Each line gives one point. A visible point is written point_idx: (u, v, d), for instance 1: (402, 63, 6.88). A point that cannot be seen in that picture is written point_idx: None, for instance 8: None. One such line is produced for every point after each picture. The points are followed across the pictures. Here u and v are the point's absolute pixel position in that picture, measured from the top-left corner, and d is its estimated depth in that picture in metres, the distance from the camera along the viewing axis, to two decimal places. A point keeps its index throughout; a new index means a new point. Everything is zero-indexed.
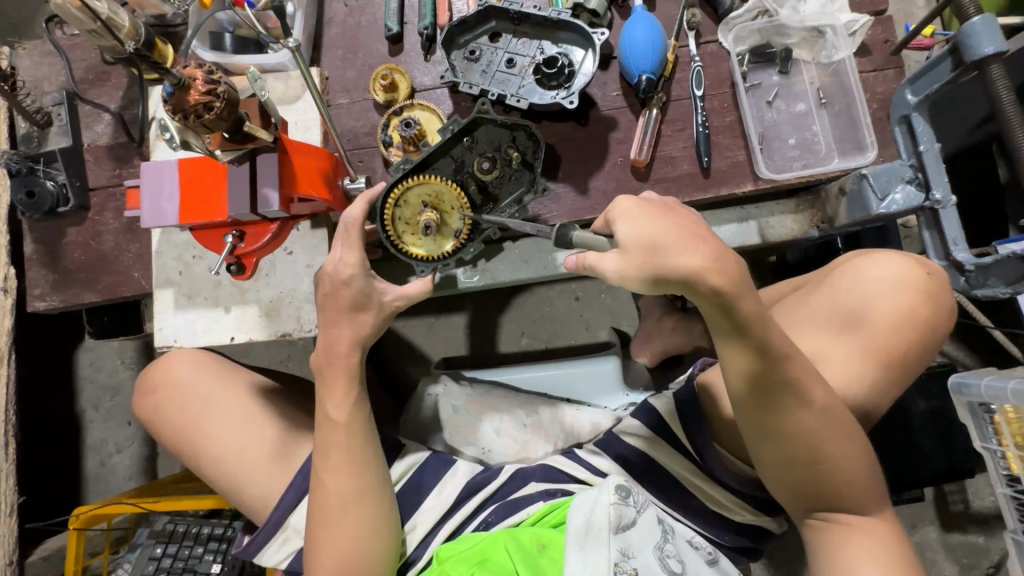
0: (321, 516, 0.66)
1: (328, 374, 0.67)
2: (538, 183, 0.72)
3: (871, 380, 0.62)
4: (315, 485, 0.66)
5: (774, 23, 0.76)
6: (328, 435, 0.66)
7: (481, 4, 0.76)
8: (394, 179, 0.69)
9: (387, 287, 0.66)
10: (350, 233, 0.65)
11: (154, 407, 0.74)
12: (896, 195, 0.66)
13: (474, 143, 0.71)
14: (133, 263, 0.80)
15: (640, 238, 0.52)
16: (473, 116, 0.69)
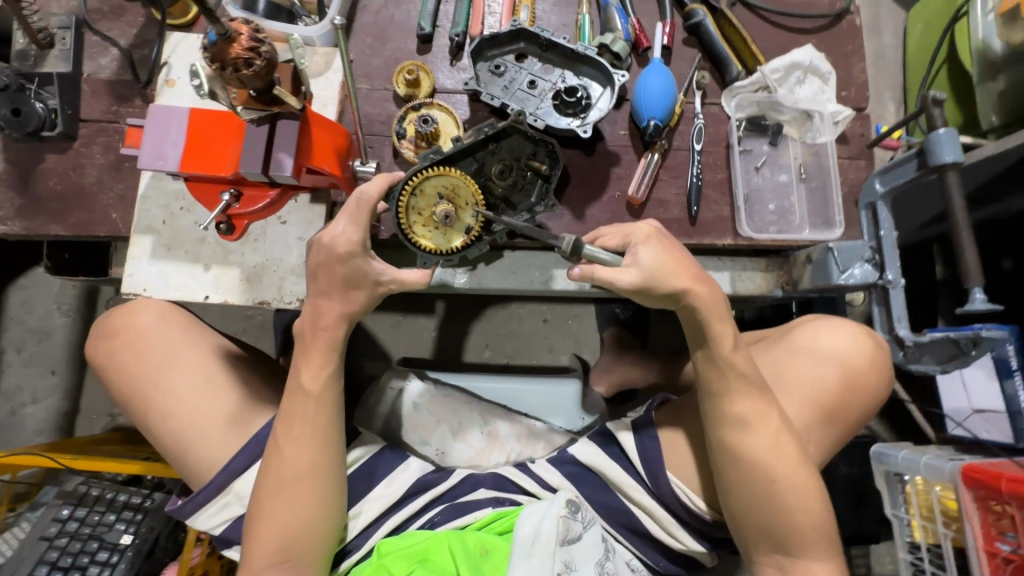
0: (274, 485, 0.64)
1: (309, 343, 0.66)
2: (546, 199, 0.75)
3: (821, 427, 0.68)
4: (271, 453, 0.65)
5: (771, 99, 0.83)
6: (296, 404, 0.66)
7: (514, 25, 0.80)
8: (417, 167, 0.70)
9: (384, 269, 0.66)
10: (357, 208, 0.64)
11: (111, 351, 0.70)
12: (856, 271, 0.73)
13: (500, 149, 0.73)
14: (112, 203, 0.77)
15: (653, 255, 0.62)
16: (506, 123, 0.70)
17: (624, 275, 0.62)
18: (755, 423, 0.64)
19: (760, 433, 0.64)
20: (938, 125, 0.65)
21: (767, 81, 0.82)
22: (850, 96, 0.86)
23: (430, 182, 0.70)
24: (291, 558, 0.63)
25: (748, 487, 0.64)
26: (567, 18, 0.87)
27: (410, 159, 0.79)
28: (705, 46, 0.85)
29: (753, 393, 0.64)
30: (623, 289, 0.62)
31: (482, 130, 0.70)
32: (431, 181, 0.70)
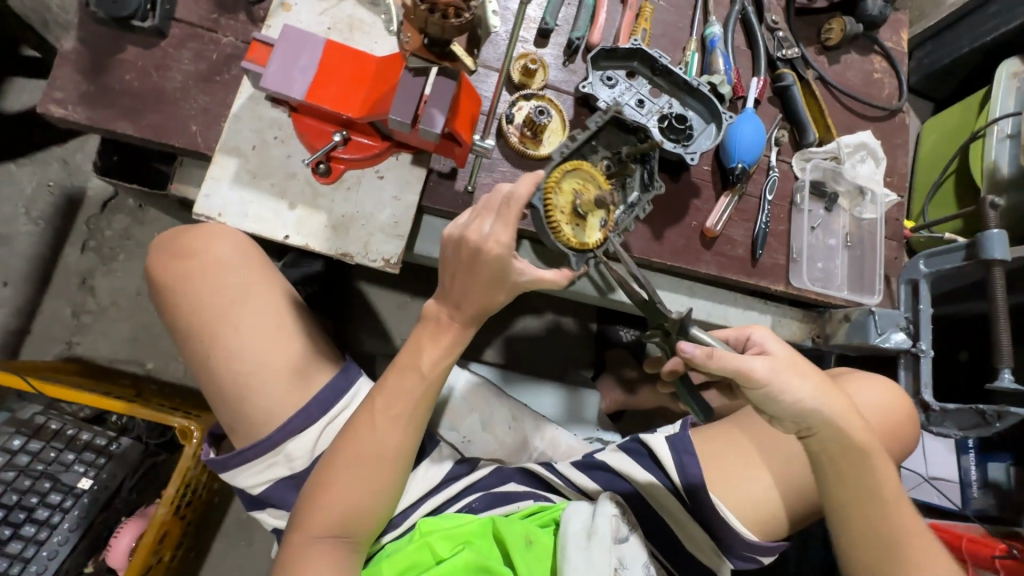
0: (349, 459, 0.62)
1: (439, 328, 0.66)
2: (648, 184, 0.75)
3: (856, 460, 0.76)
4: (362, 420, 0.63)
5: (836, 169, 0.92)
6: (406, 383, 0.64)
7: (634, 44, 0.82)
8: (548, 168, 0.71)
9: (525, 269, 0.63)
10: (509, 207, 0.59)
11: (181, 276, 0.65)
12: (891, 336, 0.83)
13: (599, 146, 0.77)
14: (193, 114, 0.70)
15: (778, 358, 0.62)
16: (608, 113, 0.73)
17: (759, 362, 0.60)
18: (879, 496, 0.65)
19: (887, 506, 0.64)
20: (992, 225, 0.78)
21: (839, 152, 0.91)
22: (894, 183, 0.97)
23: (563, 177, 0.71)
24: (346, 534, 0.61)
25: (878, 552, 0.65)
26: (673, 50, 0.91)
27: (516, 146, 0.78)
28: (787, 107, 0.92)
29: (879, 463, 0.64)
30: (755, 379, 0.60)
31: (596, 121, 0.72)
32: (565, 176, 0.71)
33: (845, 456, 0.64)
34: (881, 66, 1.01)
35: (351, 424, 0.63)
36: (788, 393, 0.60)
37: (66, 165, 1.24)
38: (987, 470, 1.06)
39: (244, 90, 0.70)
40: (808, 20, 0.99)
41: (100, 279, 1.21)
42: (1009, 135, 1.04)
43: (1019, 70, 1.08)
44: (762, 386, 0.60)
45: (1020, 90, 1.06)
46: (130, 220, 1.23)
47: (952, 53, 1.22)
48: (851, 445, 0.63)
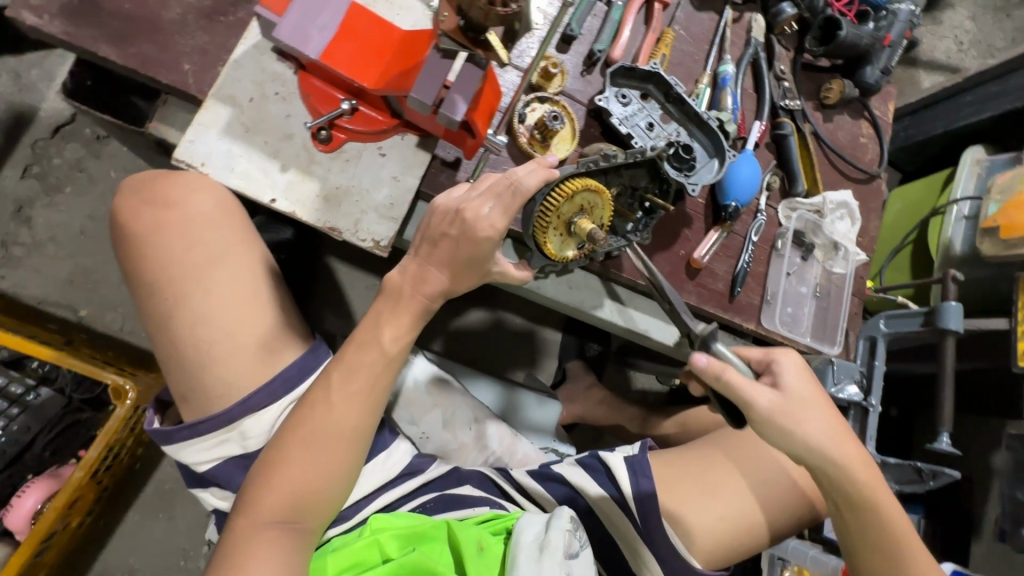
0: (315, 440, 0.56)
1: (404, 305, 0.59)
2: (636, 234, 0.79)
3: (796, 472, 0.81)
4: (316, 397, 0.57)
5: (817, 222, 0.97)
6: (364, 356, 0.58)
7: (653, 67, 0.83)
8: (572, 172, 0.68)
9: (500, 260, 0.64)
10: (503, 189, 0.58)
11: (151, 226, 0.59)
12: (845, 388, 0.87)
13: (626, 176, 0.76)
14: (188, 52, 0.65)
15: (788, 399, 0.63)
16: (649, 157, 0.74)
17: (762, 400, 0.62)
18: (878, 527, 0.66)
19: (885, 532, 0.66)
20: (950, 297, 0.85)
21: (823, 207, 0.96)
22: (865, 243, 1.02)
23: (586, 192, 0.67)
24: (297, 520, 0.56)
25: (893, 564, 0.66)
26: (686, 81, 0.93)
27: (524, 146, 0.77)
28: (782, 155, 0.96)
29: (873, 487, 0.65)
30: (758, 414, 0.63)
31: (635, 155, 0.73)
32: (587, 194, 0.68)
33: (840, 485, 0.65)
34: (868, 132, 1.07)
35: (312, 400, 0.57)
36: (786, 431, 0.63)
37: (17, 79, 1.11)
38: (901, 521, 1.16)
39: (250, 36, 0.65)
40: (811, 76, 1.03)
41: (39, 210, 1.10)
42: (966, 217, 1.12)
43: (982, 157, 1.17)
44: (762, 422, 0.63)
45: (979, 177, 1.16)
46: (84, 151, 1.12)
47: (927, 132, 1.31)
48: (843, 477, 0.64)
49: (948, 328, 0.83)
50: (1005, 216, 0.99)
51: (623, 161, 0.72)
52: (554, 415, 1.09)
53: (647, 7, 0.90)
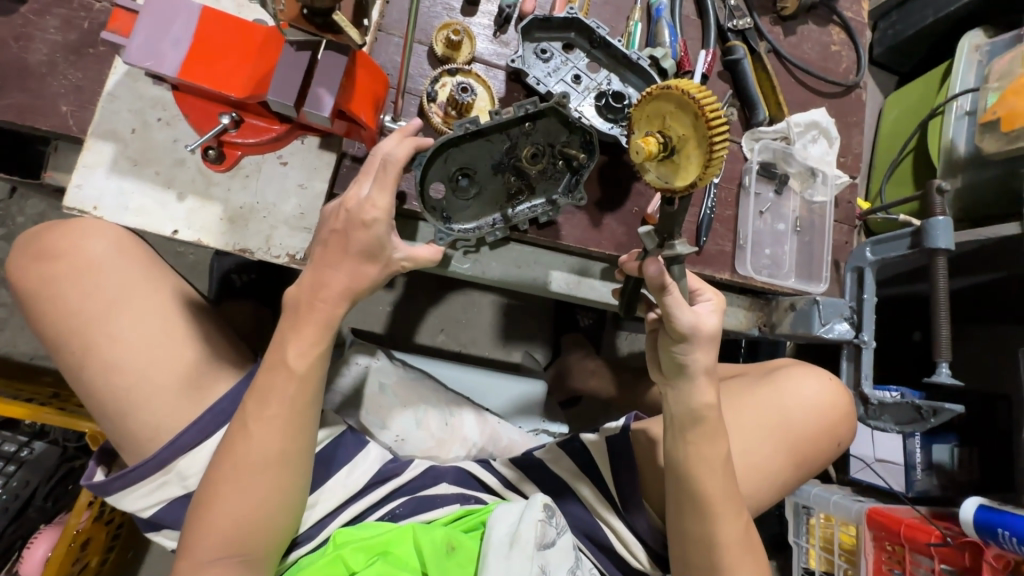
0: (233, 471, 0.55)
1: (300, 314, 0.56)
2: (574, 189, 0.71)
3: (783, 474, 0.71)
4: (235, 428, 0.56)
5: (786, 150, 0.87)
6: (275, 378, 0.56)
7: (570, 13, 0.75)
8: (442, 141, 0.64)
9: (400, 245, 0.59)
10: (386, 171, 0.56)
11: (46, 280, 0.58)
12: (834, 327, 0.78)
13: (534, 130, 0.67)
14: (63, 92, 0.62)
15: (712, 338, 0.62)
16: (544, 104, 0.64)
17: (698, 358, 0.62)
18: (709, 464, 0.62)
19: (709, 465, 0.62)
20: (939, 212, 0.76)
21: (789, 131, 0.86)
22: (848, 163, 0.92)
23: (645, 108, 0.57)
24: (241, 553, 0.56)
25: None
26: (616, 20, 0.84)
27: (438, 127, 0.72)
28: (737, 83, 0.86)
29: (716, 495, 0.62)
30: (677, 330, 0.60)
31: (523, 108, 0.63)
32: (666, 94, 0.54)
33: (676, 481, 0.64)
34: (840, 39, 0.95)
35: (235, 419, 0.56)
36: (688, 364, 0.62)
37: None
38: (931, 453, 1.06)
39: (120, 66, 0.62)
40: None
41: None
42: (968, 112, 1.00)
43: (982, 42, 1.03)
44: (664, 370, 0.64)
45: (980, 64, 1.01)
46: (45, 205, 1.13)
47: (917, 24, 1.17)
48: (700, 525, 0.63)
49: (938, 248, 0.74)
50: (1005, 106, 0.88)
51: (514, 116, 0.64)
52: (539, 399, 1.04)
53: None
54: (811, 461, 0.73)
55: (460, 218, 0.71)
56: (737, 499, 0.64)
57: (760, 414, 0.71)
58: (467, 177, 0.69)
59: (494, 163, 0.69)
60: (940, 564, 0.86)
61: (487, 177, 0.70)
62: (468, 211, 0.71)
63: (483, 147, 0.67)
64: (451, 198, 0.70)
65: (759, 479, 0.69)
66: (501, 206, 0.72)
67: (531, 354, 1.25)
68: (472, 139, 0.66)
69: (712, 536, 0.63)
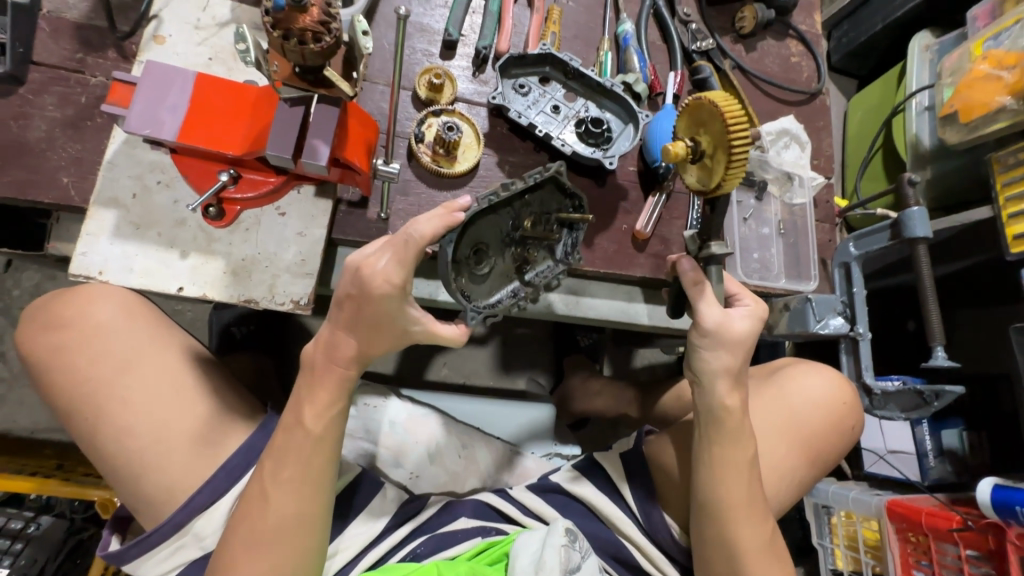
0: (255, 529, 0.55)
1: (318, 377, 0.58)
2: (568, 254, 0.69)
3: (798, 474, 0.72)
4: (253, 490, 0.56)
5: (762, 157, 0.90)
6: (291, 433, 0.57)
7: (543, 48, 0.79)
8: (469, 216, 0.62)
9: (420, 317, 0.58)
10: (400, 242, 0.55)
11: (56, 350, 0.58)
12: (830, 322, 0.80)
13: (531, 201, 0.67)
14: (63, 165, 0.64)
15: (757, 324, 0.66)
16: (550, 177, 0.63)
17: (720, 358, 0.64)
18: (725, 463, 0.63)
19: (725, 463, 0.63)
20: (913, 203, 0.79)
21: (762, 141, 0.90)
22: (822, 165, 0.96)
23: (686, 116, 0.61)
24: None
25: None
26: (587, 52, 0.89)
27: (428, 165, 0.75)
28: None
29: (734, 494, 0.63)
30: (701, 328, 0.64)
31: (535, 179, 0.62)
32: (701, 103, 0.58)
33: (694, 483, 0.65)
34: (798, 51, 1.01)
35: (259, 467, 0.57)
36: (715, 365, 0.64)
37: None
38: (941, 439, 1.07)
39: (117, 135, 0.64)
40: (722, 9, 0.98)
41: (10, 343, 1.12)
42: (927, 108, 1.05)
43: (931, 42, 1.09)
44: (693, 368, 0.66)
45: (931, 63, 1.07)
46: (40, 276, 1.14)
47: (868, 30, 1.24)
48: (727, 532, 0.63)
49: (917, 237, 0.77)
50: (959, 100, 0.92)
51: (523, 186, 0.63)
52: (550, 422, 1.04)
53: None
54: (823, 457, 0.74)
55: (478, 295, 0.67)
56: (761, 505, 0.64)
57: (769, 413, 0.72)
58: (478, 251, 0.67)
59: (501, 232, 0.68)
60: (966, 550, 0.86)
61: (497, 250, 0.69)
62: (484, 283, 0.68)
63: (492, 216, 0.65)
64: (468, 275, 0.66)
65: (775, 480, 0.70)
66: (514, 277, 0.70)
67: (536, 379, 1.26)
68: (483, 211, 0.64)
69: (737, 542, 0.63)
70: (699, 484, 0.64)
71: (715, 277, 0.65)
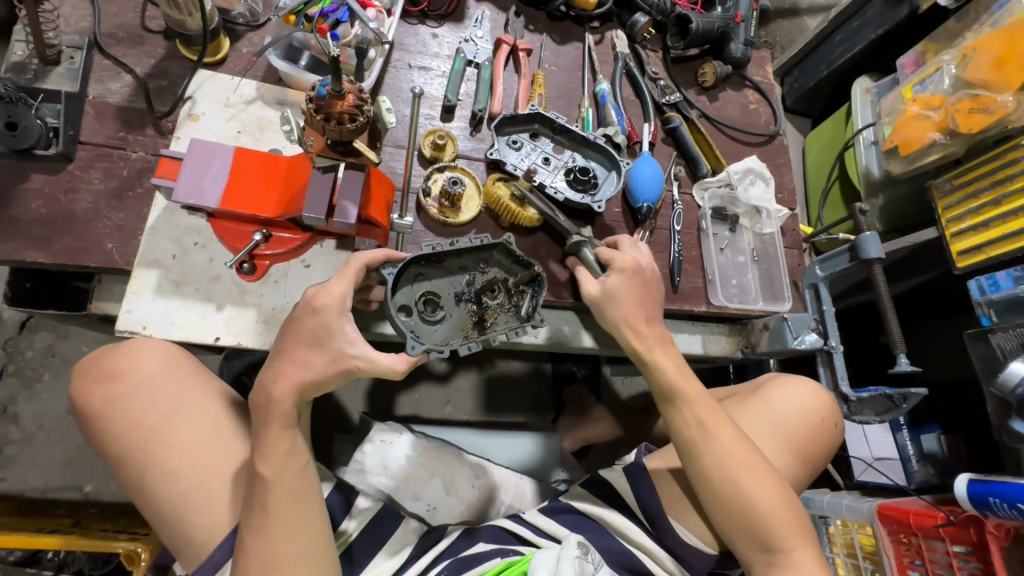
0: (274, 562, 0.57)
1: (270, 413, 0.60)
2: (533, 315, 0.70)
3: (789, 467, 0.78)
4: (257, 525, 0.57)
5: (731, 195, 1.01)
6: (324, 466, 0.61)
7: (532, 109, 0.89)
8: (410, 262, 0.69)
9: (356, 339, 0.61)
10: (347, 265, 0.64)
11: (108, 401, 0.64)
12: (805, 338, 0.88)
13: (488, 265, 0.73)
14: (108, 232, 0.71)
15: (636, 276, 0.77)
16: (494, 240, 0.71)
17: (621, 311, 0.77)
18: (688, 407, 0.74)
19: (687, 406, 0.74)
20: (864, 229, 0.89)
21: (730, 179, 1.01)
22: (785, 198, 1.06)
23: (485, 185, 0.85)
24: None
25: (762, 544, 0.70)
26: (570, 108, 1.00)
27: (436, 217, 0.82)
28: (680, 145, 1.02)
29: (701, 432, 0.72)
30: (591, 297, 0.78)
31: (476, 239, 0.71)
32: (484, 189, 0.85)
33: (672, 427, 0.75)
34: (756, 98, 1.13)
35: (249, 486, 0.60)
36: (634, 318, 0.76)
37: None
38: (921, 443, 1.15)
39: (159, 203, 0.72)
40: (684, 67, 1.11)
41: (24, 404, 1.14)
42: (873, 142, 1.17)
43: (870, 86, 1.23)
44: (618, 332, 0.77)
45: (873, 103, 1.21)
46: (53, 336, 1.17)
47: (815, 77, 1.39)
48: (701, 445, 0.72)
49: (872, 258, 0.86)
50: (900, 136, 1.04)
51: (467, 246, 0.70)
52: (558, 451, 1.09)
53: (513, 57, 0.98)
54: (811, 452, 0.80)
55: (427, 340, 0.69)
56: (728, 439, 0.72)
57: (756, 415, 0.81)
58: (431, 303, 0.71)
59: (456, 291, 0.72)
60: (952, 545, 0.92)
61: (453, 306, 0.71)
62: (436, 335, 0.70)
63: (445, 275, 0.72)
64: (420, 324, 0.69)
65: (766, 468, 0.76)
66: (468, 332, 0.70)
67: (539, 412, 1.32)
68: (435, 268, 0.72)
69: (711, 451, 0.72)
70: (665, 412, 0.76)
71: (587, 257, 0.80)
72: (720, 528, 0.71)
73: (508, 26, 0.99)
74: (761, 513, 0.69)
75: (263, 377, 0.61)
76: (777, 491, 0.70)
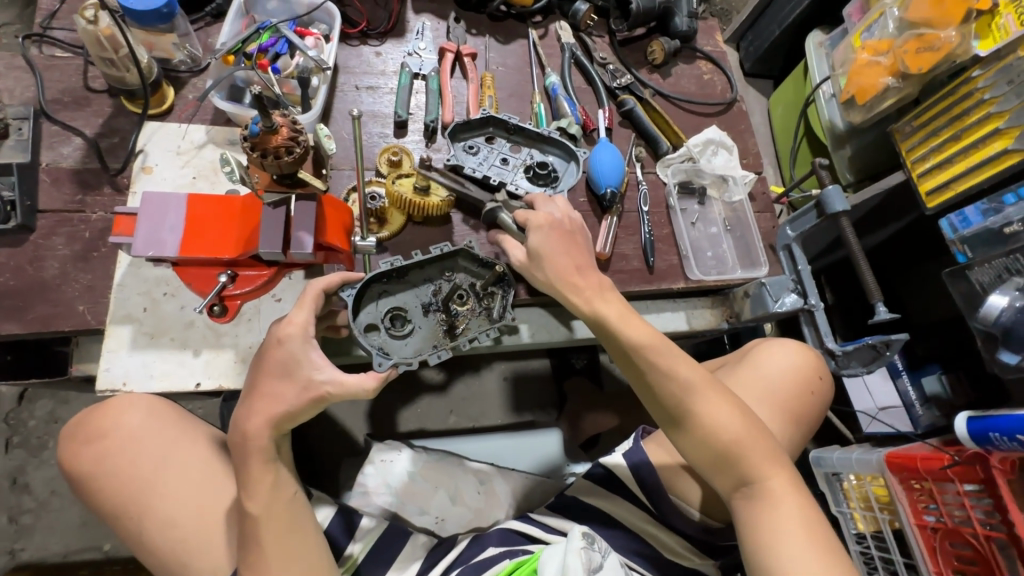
0: None
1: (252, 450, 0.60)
2: (504, 315, 0.71)
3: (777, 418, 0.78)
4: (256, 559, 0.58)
5: (694, 167, 1.01)
6: None
7: (484, 112, 0.90)
8: (372, 279, 0.70)
9: (323, 364, 0.61)
10: (305, 294, 0.65)
11: (98, 460, 0.65)
12: (785, 300, 0.88)
13: (453, 272, 0.74)
14: (78, 295, 0.71)
15: (554, 229, 0.75)
16: (456, 247, 0.73)
17: (552, 269, 0.73)
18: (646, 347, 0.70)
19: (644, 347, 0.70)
20: (828, 182, 0.89)
21: (691, 153, 1.00)
22: (750, 163, 1.06)
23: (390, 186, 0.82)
24: None
25: (738, 477, 0.66)
26: (522, 106, 1.00)
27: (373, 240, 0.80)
28: (638, 127, 1.02)
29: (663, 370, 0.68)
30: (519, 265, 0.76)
31: (438, 248, 0.72)
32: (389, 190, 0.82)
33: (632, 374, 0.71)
34: (709, 68, 1.13)
35: (242, 522, 0.61)
36: (569, 274, 0.73)
37: None
38: (923, 387, 1.14)
39: (123, 259, 0.73)
40: (633, 47, 1.11)
41: (33, 473, 1.15)
42: (833, 95, 1.15)
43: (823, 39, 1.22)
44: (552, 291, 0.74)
45: (828, 56, 1.20)
46: (53, 402, 1.19)
47: (768, 37, 1.38)
48: (650, 377, 0.69)
49: (838, 211, 0.86)
50: (854, 85, 1.04)
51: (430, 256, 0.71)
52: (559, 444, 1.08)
53: (459, 63, 0.99)
54: (800, 404, 0.80)
55: (396, 354, 0.69)
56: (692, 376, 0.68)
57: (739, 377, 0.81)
58: (399, 317, 0.71)
59: (423, 302, 0.72)
60: (963, 484, 0.91)
61: (421, 318, 0.72)
62: (406, 349, 0.70)
63: (410, 288, 0.72)
64: (389, 339, 0.70)
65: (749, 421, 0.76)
66: (440, 341, 0.71)
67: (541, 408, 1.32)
68: (399, 283, 0.72)
69: (664, 382, 0.68)
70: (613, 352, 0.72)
71: (506, 220, 0.78)
72: (690, 460, 0.67)
73: (450, 33, 1.00)
74: (721, 441, 0.66)
75: (238, 416, 0.62)
76: (740, 420, 0.66)
